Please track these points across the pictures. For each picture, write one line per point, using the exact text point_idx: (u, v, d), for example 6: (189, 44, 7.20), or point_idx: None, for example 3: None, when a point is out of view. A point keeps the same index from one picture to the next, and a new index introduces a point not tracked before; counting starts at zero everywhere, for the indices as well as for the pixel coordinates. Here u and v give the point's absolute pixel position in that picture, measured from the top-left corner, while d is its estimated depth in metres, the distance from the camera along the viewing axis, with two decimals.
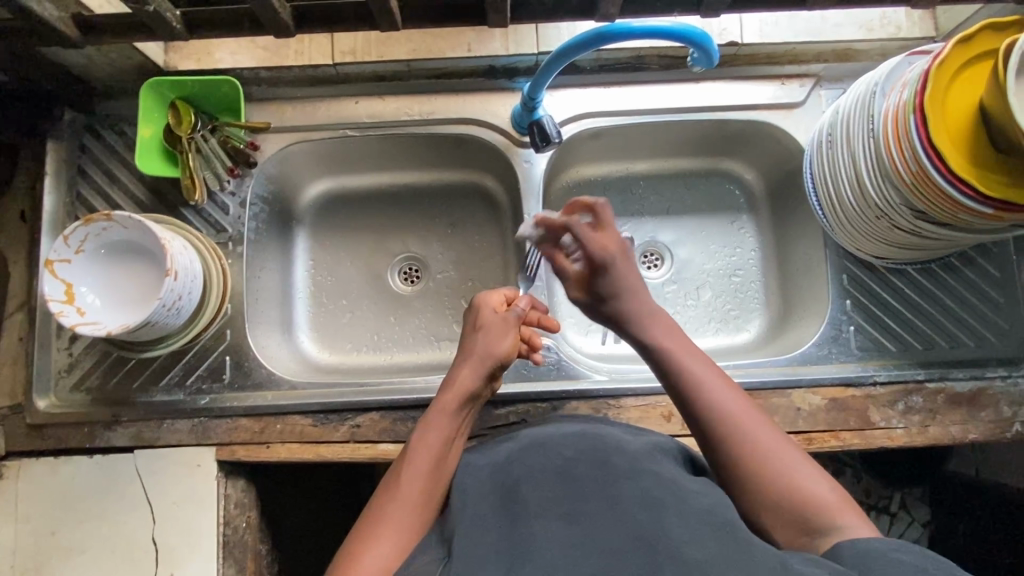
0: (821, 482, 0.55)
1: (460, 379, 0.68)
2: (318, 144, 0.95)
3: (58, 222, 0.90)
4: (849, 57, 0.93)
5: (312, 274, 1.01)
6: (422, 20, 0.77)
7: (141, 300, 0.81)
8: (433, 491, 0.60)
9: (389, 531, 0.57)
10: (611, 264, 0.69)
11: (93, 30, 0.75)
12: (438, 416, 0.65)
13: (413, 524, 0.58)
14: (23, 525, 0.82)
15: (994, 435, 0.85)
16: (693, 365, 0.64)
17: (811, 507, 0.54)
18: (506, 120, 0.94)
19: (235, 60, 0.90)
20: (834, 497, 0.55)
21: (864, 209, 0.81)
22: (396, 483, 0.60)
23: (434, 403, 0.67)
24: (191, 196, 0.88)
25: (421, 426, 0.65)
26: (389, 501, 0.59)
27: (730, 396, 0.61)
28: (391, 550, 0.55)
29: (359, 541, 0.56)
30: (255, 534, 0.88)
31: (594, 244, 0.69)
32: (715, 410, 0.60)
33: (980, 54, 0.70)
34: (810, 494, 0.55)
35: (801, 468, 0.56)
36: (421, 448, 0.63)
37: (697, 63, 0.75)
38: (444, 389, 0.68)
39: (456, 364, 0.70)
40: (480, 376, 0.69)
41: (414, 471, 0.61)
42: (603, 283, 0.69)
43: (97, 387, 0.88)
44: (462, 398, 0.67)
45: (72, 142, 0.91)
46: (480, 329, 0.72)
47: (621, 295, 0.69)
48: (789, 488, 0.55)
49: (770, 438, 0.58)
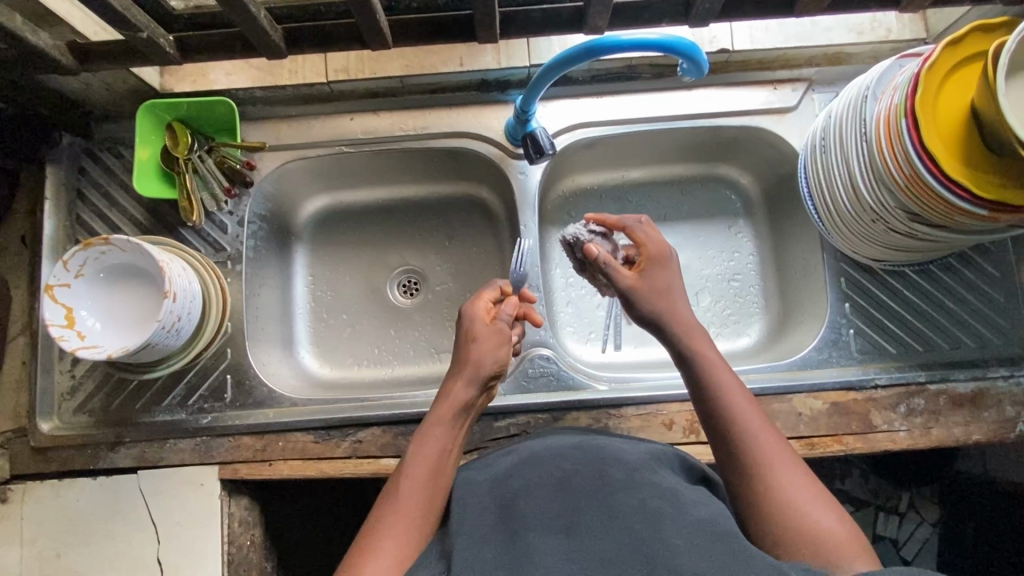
0: (832, 516, 0.55)
1: (454, 390, 0.67)
2: (314, 161, 0.95)
3: (58, 245, 0.90)
4: (840, 61, 0.94)
5: (312, 290, 1.02)
6: (413, 37, 0.78)
7: (142, 321, 0.82)
8: (428, 504, 0.61)
9: (389, 544, 0.57)
10: (668, 260, 0.72)
11: (87, 57, 0.75)
12: (434, 427, 0.65)
13: (412, 537, 0.58)
14: (28, 548, 0.83)
15: (997, 435, 0.85)
16: (728, 381, 0.64)
17: (816, 535, 0.54)
18: (500, 133, 0.94)
19: (230, 80, 0.91)
20: (844, 534, 0.54)
21: (859, 213, 0.81)
22: (393, 496, 0.60)
23: (430, 415, 0.67)
24: (189, 216, 0.88)
25: (418, 437, 0.65)
26: (387, 514, 0.59)
27: (757, 419, 0.61)
28: (389, 563, 0.55)
29: (358, 554, 0.56)
30: (259, 551, 0.89)
31: (655, 241, 0.73)
32: (741, 426, 0.61)
33: (969, 55, 0.70)
34: (821, 525, 0.54)
35: (815, 500, 0.56)
36: (418, 461, 0.63)
37: (687, 74, 0.76)
38: (439, 401, 0.68)
39: (450, 376, 0.69)
40: (474, 386, 0.68)
41: (411, 483, 0.61)
42: (656, 274, 0.71)
43: (100, 409, 0.88)
44: (456, 409, 0.67)
45: (71, 166, 0.92)
46: (474, 339, 0.71)
47: (674, 290, 0.70)
48: (798, 513, 0.55)
49: (789, 467, 0.58)
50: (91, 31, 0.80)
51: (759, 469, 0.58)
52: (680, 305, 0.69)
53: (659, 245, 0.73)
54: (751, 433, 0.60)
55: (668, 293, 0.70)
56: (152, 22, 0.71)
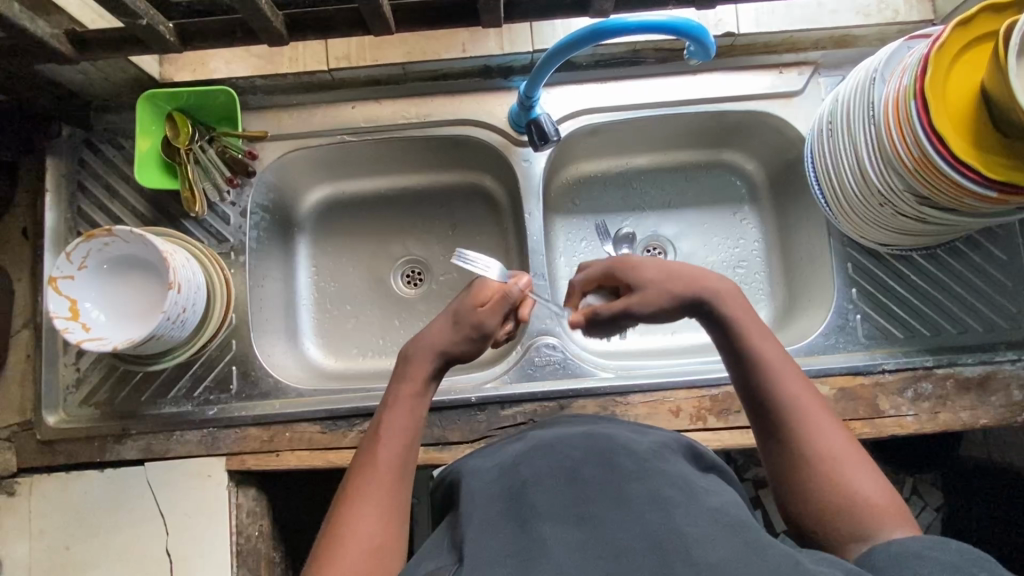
0: (875, 484, 0.54)
1: (420, 360, 0.67)
2: (315, 150, 0.95)
3: (60, 238, 0.90)
4: (846, 43, 0.93)
5: (316, 281, 1.01)
6: (416, 23, 0.77)
7: (144, 313, 0.82)
8: (398, 485, 0.61)
9: (369, 513, 0.58)
10: (626, 262, 0.69)
11: (87, 45, 0.74)
12: (403, 400, 0.65)
13: (391, 508, 0.59)
14: (38, 539, 0.83)
15: (1005, 419, 0.84)
16: (764, 345, 0.62)
17: (854, 502, 0.54)
18: (503, 121, 0.93)
19: (230, 69, 0.90)
20: (884, 501, 0.54)
21: (866, 197, 0.80)
22: (370, 466, 0.61)
23: (398, 386, 0.66)
24: (191, 208, 0.87)
25: (384, 418, 0.64)
26: (363, 486, 0.60)
27: (801, 386, 0.60)
28: (371, 532, 0.57)
29: (339, 525, 0.57)
30: (268, 542, 0.89)
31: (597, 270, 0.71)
32: (784, 397, 0.59)
33: (980, 36, 0.69)
34: (864, 495, 0.54)
35: (860, 470, 0.55)
36: (391, 437, 0.63)
37: (693, 57, 0.75)
38: (403, 370, 0.67)
39: (414, 344, 0.68)
40: (438, 356, 0.67)
41: (387, 455, 0.61)
42: (635, 273, 0.67)
43: (105, 402, 0.88)
44: (422, 379, 0.66)
45: (71, 157, 0.91)
46: (453, 318, 0.68)
47: (655, 279, 0.66)
48: (836, 481, 0.55)
49: (829, 431, 0.57)
50: (89, 19, 0.79)
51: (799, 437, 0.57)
52: (669, 300, 0.65)
53: (605, 266, 0.70)
54: (795, 404, 0.59)
55: (648, 286, 0.66)
56: (150, 9, 0.70)
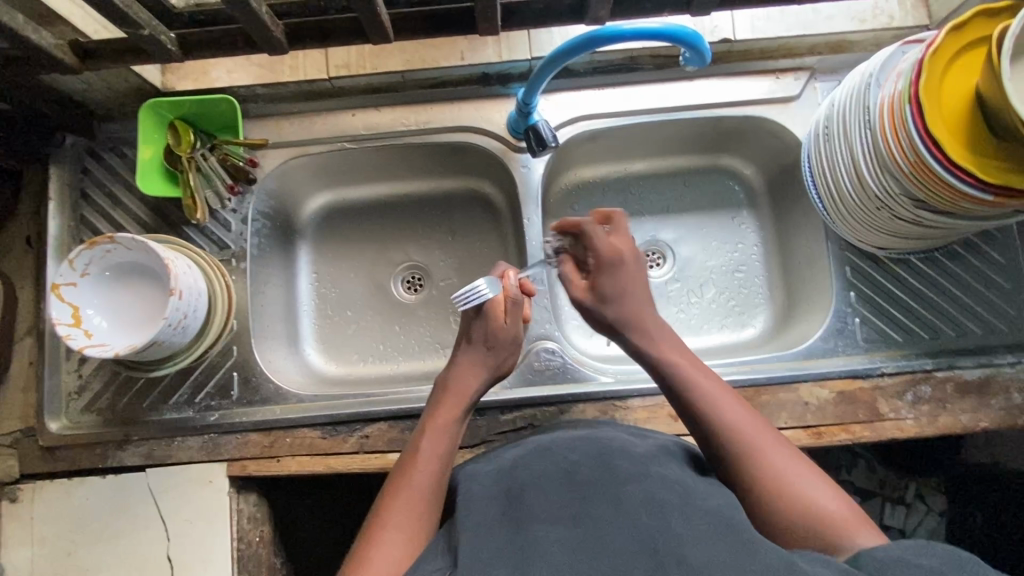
0: (832, 498, 0.56)
1: (461, 385, 0.71)
2: (316, 157, 0.95)
3: (63, 246, 0.91)
4: (842, 49, 0.93)
5: (316, 287, 1.02)
6: (414, 30, 0.78)
7: (146, 318, 0.82)
8: (434, 499, 0.62)
9: (402, 530, 0.59)
10: (619, 264, 0.73)
11: (89, 55, 0.76)
12: (441, 421, 0.68)
13: (422, 524, 0.60)
14: (40, 546, 0.83)
15: (1006, 422, 0.84)
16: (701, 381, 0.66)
17: (818, 519, 0.55)
18: (502, 128, 0.94)
19: (231, 78, 0.91)
20: (844, 513, 0.55)
21: (863, 200, 0.80)
22: (405, 483, 0.63)
23: (438, 410, 0.69)
24: (193, 215, 0.88)
25: (420, 437, 0.67)
26: (397, 502, 0.61)
27: (744, 415, 0.62)
28: (403, 547, 0.57)
29: (371, 542, 0.58)
30: (267, 548, 0.89)
31: (606, 248, 0.73)
32: (715, 415, 0.62)
33: (973, 40, 0.69)
34: (823, 510, 0.55)
35: (816, 486, 0.56)
36: (429, 454, 0.65)
37: (689, 63, 0.75)
38: (445, 393, 0.71)
39: (455, 368, 0.73)
40: (478, 381, 0.72)
41: (423, 472, 0.63)
42: (607, 283, 0.72)
43: (107, 408, 0.89)
44: (461, 403, 0.70)
45: (75, 166, 0.92)
46: (485, 340, 0.73)
47: (627, 293, 0.72)
48: (796, 499, 0.56)
49: (779, 453, 0.59)
50: (92, 30, 0.80)
51: (753, 461, 0.59)
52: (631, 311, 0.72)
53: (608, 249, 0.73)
54: (735, 432, 0.61)
55: (624, 297, 0.72)
56: (152, 19, 0.71)
